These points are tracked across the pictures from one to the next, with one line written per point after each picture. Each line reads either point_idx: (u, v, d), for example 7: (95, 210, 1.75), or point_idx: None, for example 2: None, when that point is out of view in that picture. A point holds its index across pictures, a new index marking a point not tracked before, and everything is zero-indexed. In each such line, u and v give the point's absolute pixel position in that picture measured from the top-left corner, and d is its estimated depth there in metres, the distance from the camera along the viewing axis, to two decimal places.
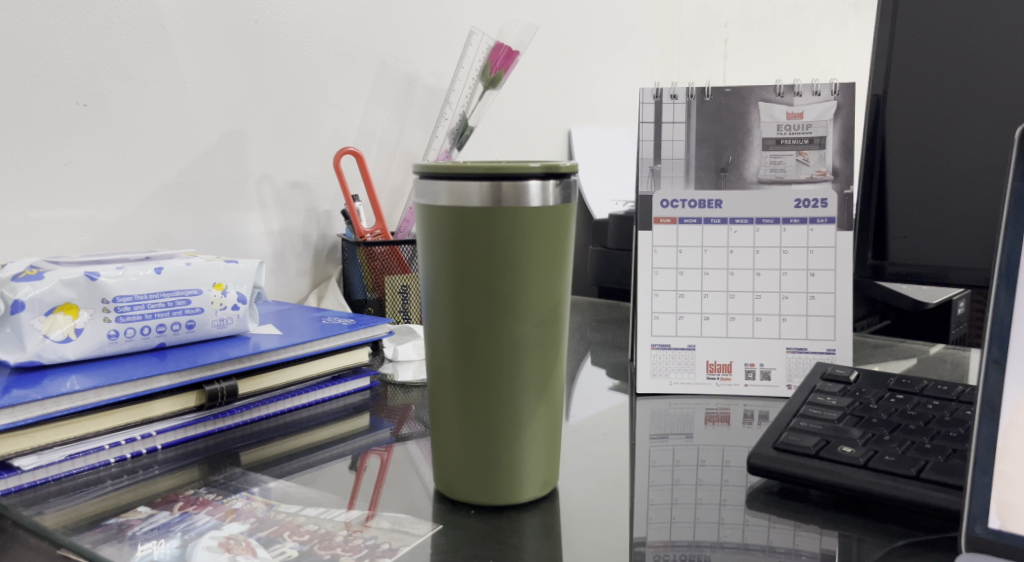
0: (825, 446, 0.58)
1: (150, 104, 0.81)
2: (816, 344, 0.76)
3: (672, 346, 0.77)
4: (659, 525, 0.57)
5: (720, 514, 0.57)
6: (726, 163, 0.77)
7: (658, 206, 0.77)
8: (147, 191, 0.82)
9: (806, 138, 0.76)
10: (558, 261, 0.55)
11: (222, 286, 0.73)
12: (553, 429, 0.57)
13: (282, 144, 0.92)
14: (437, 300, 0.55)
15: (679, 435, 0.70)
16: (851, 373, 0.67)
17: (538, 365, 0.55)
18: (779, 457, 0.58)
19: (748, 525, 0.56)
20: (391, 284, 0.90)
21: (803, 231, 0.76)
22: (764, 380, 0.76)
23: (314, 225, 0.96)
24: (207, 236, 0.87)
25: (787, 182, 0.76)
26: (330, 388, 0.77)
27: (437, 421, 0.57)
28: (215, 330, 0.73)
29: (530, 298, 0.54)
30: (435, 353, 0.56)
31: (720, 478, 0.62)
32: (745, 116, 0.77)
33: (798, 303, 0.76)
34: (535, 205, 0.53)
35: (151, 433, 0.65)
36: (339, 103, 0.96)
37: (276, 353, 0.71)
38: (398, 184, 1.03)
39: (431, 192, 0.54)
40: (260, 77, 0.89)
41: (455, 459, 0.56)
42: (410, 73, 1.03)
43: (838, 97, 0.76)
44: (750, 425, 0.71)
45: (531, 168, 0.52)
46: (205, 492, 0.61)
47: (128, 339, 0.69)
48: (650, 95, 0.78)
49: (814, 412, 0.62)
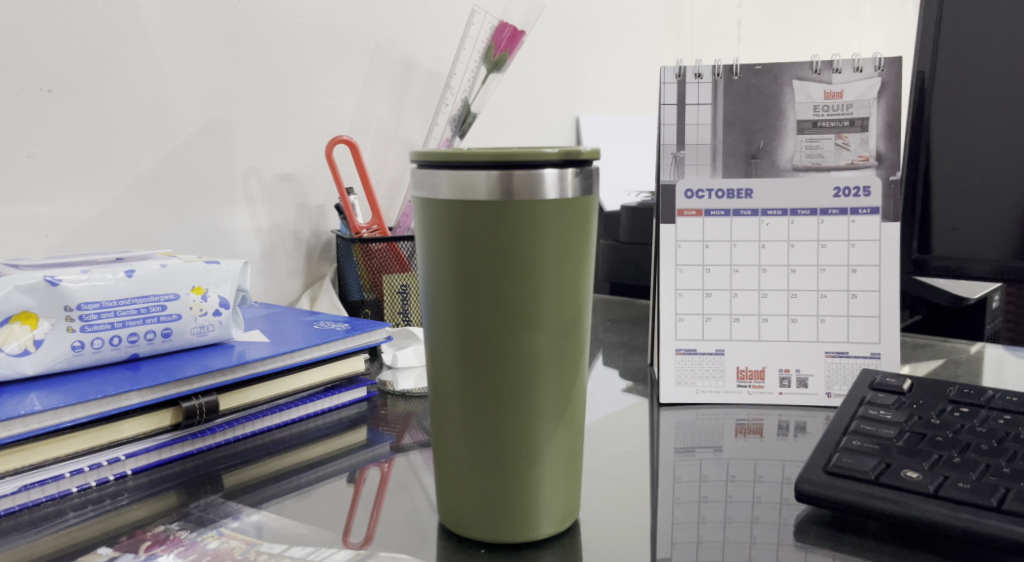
0: (885, 470, 0.51)
1: (122, 91, 0.74)
2: (858, 347, 0.69)
3: (698, 352, 0.70)
4: (686, 547, 0.51)
5: (753, 534, 0.51)
6: (757, 149, 0.70)
7: (681, 197, 0.70)
8: (121, 184, 0.75)
9: (846, 120, 0.69)
10: (579, 261, 0.48)
11: (202, 289, 0.66)
12: (574, 451, 0.50)
13: (269, 134, 0.84)
14: (439, 309, 0.48)
15: (707, 449, 0.63)
16: (904, 383, 0.60)
17: (558, 381, 0.48)
18: (833, 483, 0.51)
19: (783, 544, 0.50)
20: (389, 283, 0.83)
21: (843, 223, 0.69)
22: (801, 388, 0.69)
23: (306, 220, 0.88)
24: (189, 234, 0.80)
25: (826, 169, 0.69)
26: (323, 401, 0.69)
27: (440, 447, 0.50)
28: (195, 338, 0.66)
29: (546, 303, 0.47)
30: (437, 369, 0.49)
31: (754, 496, 0.56)
32: (778, 96, 0.69)
33: (838, 303, 0.69)
34: (551, 197, 0.46)
35: (119, 458, 0.58)
36: (331, 89, 0.89)
37: (262, 364, 0.64)
38: (396, 176, 0.96)
39: (431, 183, 0.46)
40: (244, 61, 0.82)
41: (462, 491, 0.49)
42: (408, 56, 0.95)
43: (883, 74, 0.68)
44: (785, 437, 0.64)
45: (548, 154, 0.45)
46: (176, 528, 0.54)
47: (96, 350, 0.62)
48: (672, 74, 0.70)
49: (869, 428, 0.55)
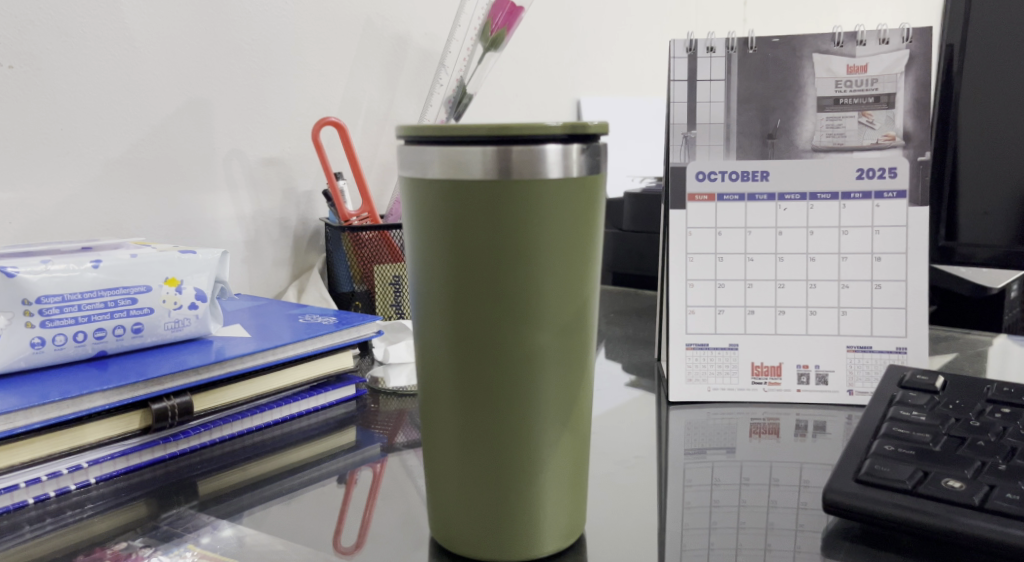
0: (924, 479, 0.46)
1: (91, 67, 0.69)
2: (883, 342, 0.64)
3: (710, 346, 0.65)
4: (695, 554, 0.47)
5: (767, 540, 0.47)
6: (774, 128, 0.65)
7: (693, 180, 0.65)
8: (91, 168, 0.70)
9: (871, 96, 0.64)
10: (586, 248, 0.43)
11: (176, 281, 0.61)
12: (580, 459, 0.45)
13: (252, 115, 0.79)
14: (429, 302, 0.43)
15: (719, 450, 0.58)
16: (938, 380, 0.55)
17: (563, 382, 0.43)
18: (865, 494, 0.46)
19: (800, 553, 0.46)
20: (381, 274, 0.78)
21: (867, 208, 0.64)
22: (820, 385, 0.64)
23: (293, 207, 0.84)
24: (165, 221, 0.75)
25: (848, 149, 0.64)
26: (310, 400, 0.64)
27: (432, 455, 0.45)
28: (169, 334, 0.61)
29: (550, 295, 0.42)
30: (428, 368, 0.44)
31: (771, 501, 0.51)
32: (797, 71, 0.65)
33: (861, 293, 0.64)
34: (554, 176, 0.41)
35: (81, 465, 0.53)
36: (318, 69, 0.84)
37: (241, 361, 0.59)
38: (388, 161, 0.91)
39: (419, 161, 0.42)
40: (224, 37, 0.76)
41: (456, 504, 0.44)
42: (400, 34, 0.90)
43: (911, 46, 0.64)
44: (803, 438, 0.60)
45: (550, 127, 0.41)
46: (140, 546, 0.49)
47: (58, 347, 0.57)
48: (682, 48, 0.65)
49: (903, 431, 0.50)
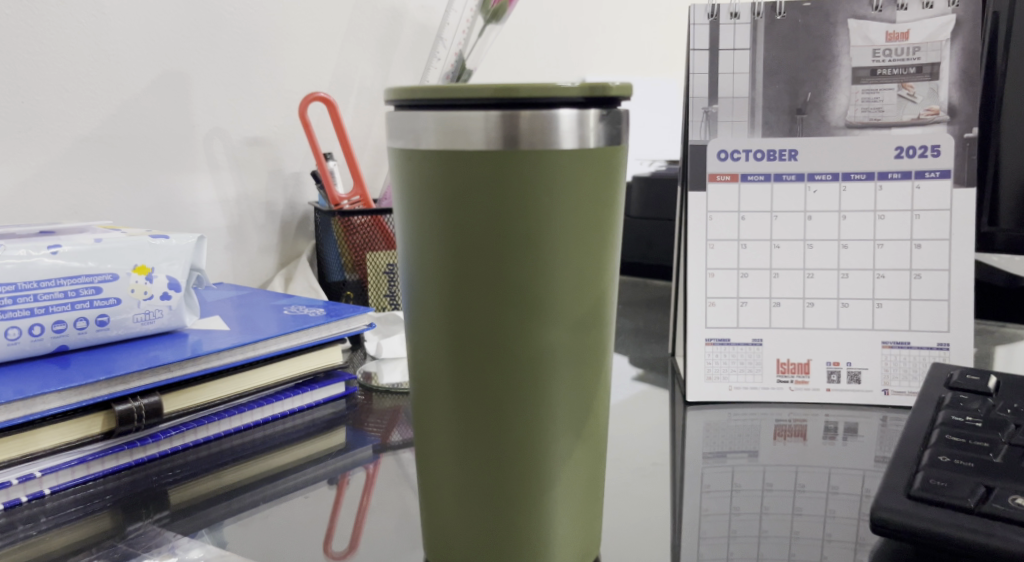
0: (986, 496, 0.41)
1: (56, 36, 0.63)
2: (922, 337, 0.58)
3: (732, 342, 0.59)
4: None
5: (790, 551, 0.42)
6: (803, 103, 0.59)
7: (714, 159, 0.59)
8: (56, 146, 0.64)
9: (913, 65, 0.59)
10: (605, 231, 0.37)
11: (146, 269, 0.55)
12: (595, 472, 0.40)
13: (235, 90, 0.74)
14: (424, 293, 0.37)
15: (741, 454, 0.53)
16: (989, 380, 0.50)
17: (577, 385, 0.38)
18: (922, 513, 0.41)
19: None
20: (374, 262, 0.73)
21: (906, 189, 0.58)
22: (853, 384, 0.58)
23: (280, 189, 0.78)
24: (139, 203, 0.69)
25: (885, 125, 0.59)
26: (295, 399, 0.59)
27: (427, 468, 0.39)
28: (138, 327, 0.55)
29: (563, 284, 0.36)
30: (422, 369, 0.38)
31: (795, 508, 0.46)
32: (830, 39, 0.59)
33: (898, 284, 0.58)
34: (569, 147, 0.35)
35: (34, 475, 0.47)
36: (306, 41, 0.78)
37: (216, 357, 0.54)
38: (381, 141, 0.85)
39: (412, 129, 0.36)
40: (203, 4, 0.70)
41: (454, 524, 0.39)
42: (395, 5, 0.84)
43: (958, 10, 0.58)
44: (833, 441, 0.54)
45: (566, 89, 0.35)
46: None
47: (12, 342, 0.51)
48: (703, 14, 0.59)
49: (959, 440, 0.44)
